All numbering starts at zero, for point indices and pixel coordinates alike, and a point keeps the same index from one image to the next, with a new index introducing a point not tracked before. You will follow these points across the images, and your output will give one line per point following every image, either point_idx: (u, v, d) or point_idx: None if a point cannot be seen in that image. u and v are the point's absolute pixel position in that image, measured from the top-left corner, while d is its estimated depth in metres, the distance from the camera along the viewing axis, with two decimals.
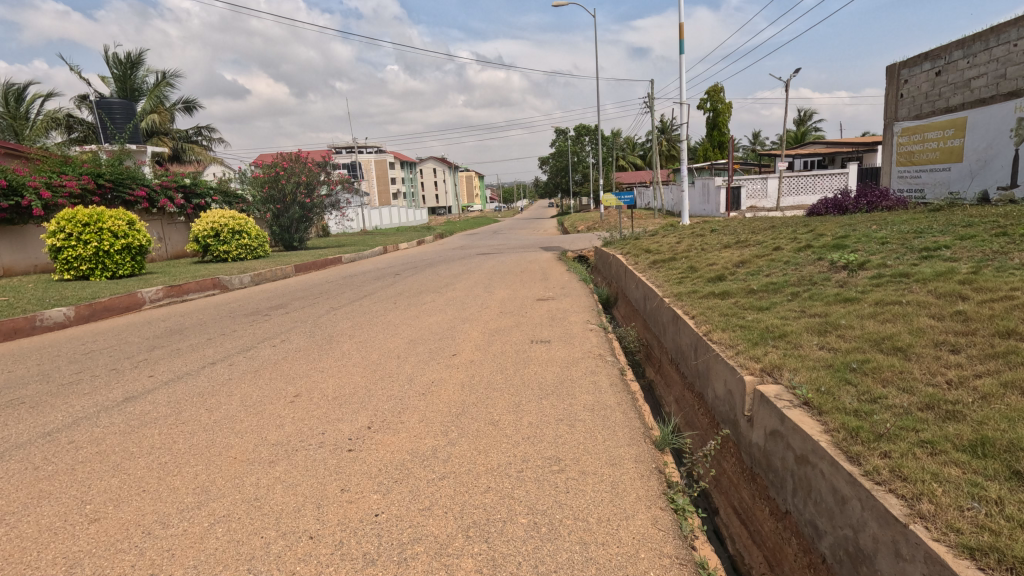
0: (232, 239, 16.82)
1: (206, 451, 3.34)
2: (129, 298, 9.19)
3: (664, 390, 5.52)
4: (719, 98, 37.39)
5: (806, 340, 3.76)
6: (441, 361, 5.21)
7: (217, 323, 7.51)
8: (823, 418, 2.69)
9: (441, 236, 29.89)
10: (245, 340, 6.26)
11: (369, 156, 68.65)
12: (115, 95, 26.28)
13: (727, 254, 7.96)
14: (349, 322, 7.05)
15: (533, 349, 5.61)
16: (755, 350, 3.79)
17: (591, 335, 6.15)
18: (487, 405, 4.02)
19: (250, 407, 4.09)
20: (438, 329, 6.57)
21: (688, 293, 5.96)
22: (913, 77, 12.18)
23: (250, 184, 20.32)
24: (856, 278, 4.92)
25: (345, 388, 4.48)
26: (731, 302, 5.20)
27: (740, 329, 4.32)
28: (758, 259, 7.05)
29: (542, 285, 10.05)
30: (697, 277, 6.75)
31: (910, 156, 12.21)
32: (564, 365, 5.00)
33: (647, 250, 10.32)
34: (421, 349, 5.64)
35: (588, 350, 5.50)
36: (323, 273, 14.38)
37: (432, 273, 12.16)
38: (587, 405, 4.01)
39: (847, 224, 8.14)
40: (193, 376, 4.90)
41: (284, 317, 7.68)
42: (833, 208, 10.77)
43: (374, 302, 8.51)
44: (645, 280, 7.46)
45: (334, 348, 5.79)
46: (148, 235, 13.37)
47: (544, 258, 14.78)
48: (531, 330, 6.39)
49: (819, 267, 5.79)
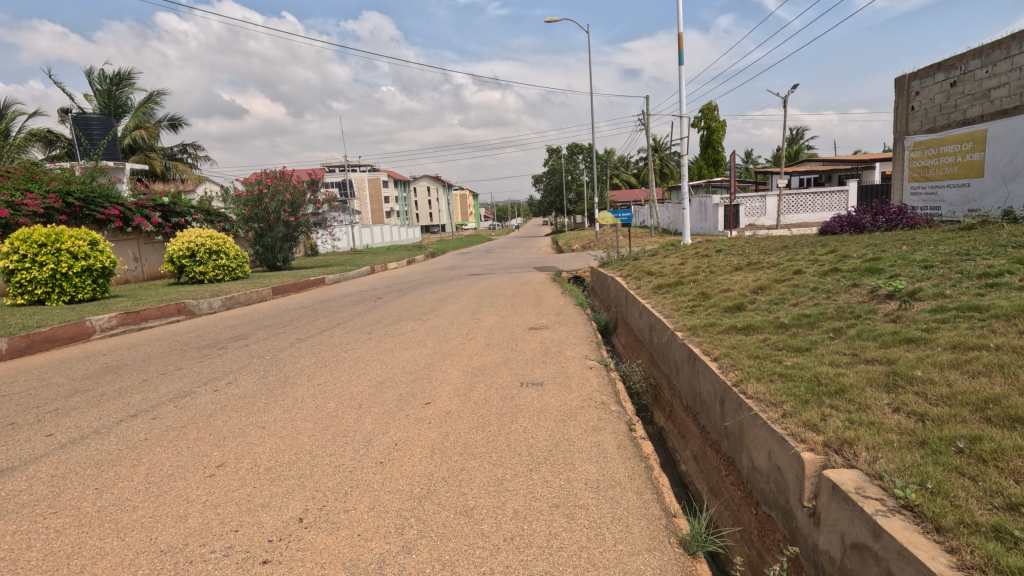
0: (209, 259, 15.86)
1: (65, 565, 2.40)
2: (75, 328, 8.26)
3: (680, 443, 4.72)
4: (713, 117, 37.09)
5: (873, 399, 2.89)
6: (410, 413, 4.29)
7: (163, 358, 6.56)
8: (947, 543, 1.80)
9: (431, 254, 29.10)
10: (184, 383, 5.31)
11: (362, 175, 68.14)
12: (96, 111, 25.50)
13: (741, 277, 7.14)
14: (313, 359, 6.11)
15: (522, 396, 4.69)
16: (809, 410, 2.92)
17: (591, 376, 5.25)
18: (461, 484, 3.11)
19: (153, 486, 3.14)
20: (414, 368, 5.64)
21: (704, 326, 5.09)
22: (925, 89, 11.57)
23: (232, 203, 19.44)
24: (911, 312, 4.08)
25: (284, 454, 3.56)
26: (759, 340, 4.33)
27: (783, 378, 3.44)
28: (778, 284, 6.24)
29: (535, 310, 9.15)
30: (711, 305, 5.90)
31: (925, 171, 11.55)
32: (561, 418, 4.12)
33: (648, 272, 9.49)
34: (389, 396, 4.71)
35: (587, 397, 4.60)
36: (302, 296, 13.46)
37: (416, 297, 11.27)
38: (589, 484, 3.10)
39: (873, 244, 7.34)
40: (101, 436, 3.95)
41: (241, 351, 6.73)
42: (848, 227, 9.95)
43: (346, 333, 7.58)
44: (649, 308, 6.61)
45: (285, 394, 4.86)
46: (112, 256, 12.42)
47: (538, 280, 13.93)
48: (521, 369, 5.48)
49: (856, 295, 4.96)
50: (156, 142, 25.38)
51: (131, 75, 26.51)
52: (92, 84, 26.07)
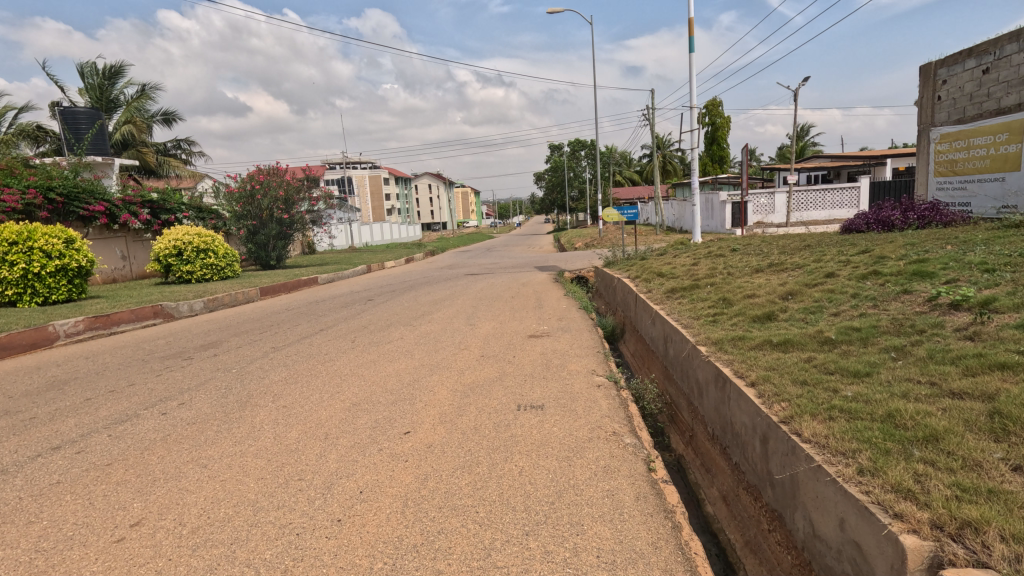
0: (196, 258, 15.15)
1: None
2: (36, 334, 7.57)
3: (705, 479, 4.02)
4: (718, 113, 36.14)
5: (984, 453, 2.17)
6: (384, 448, 3.58)
7: (120, 371, 5.86)
8: None
9: (430, 253, 28.40)
10: (129, 404, 4.59)
11: (363, 172, 67.30)
12: (87, 105, 24.78)
13: (764, 281, 6.42)
14: (284, 374, 5.39)
15: (518, 423, 3.97)
16: (895, 468, 2.20)
17: (600, 397, 4.53)
18: (437, 559, 2.39)
19: (39, 557, 2.43)
20: (395, 385, 4.93)
21: (732, 340, 4.36)
22: (954, 77, 10.80)
23: (224, 199, 18.70)
24: (991, 328, 3.36)
25: (221, 507, 2.85)
26: (803, 360, 3.61)
27: (847, 415, 2.72)
28: (811, 289, 5.52)
29: (535, 315, 8.42)
30: (735, 313, 5.20)
31: (953, 165, 10.81)
32: (565, 454, 3.43)
33: (659, 274, 8.75)
34: (361, 424, 4.00)
35: (597, 425, 3.89)
36: (291, 297, 12.77)
37: (410, 299, 10.57)
38: (601, 557, 2.39)
39: (910, 244, 6.62)
40: (4, 479, 3.23)
41: (207, 363, 6.00)
42: (875, 224, 9.19)
43: (327, 341, 6.86)
44: (663, 315, 5.90)
45: (241, 420, 4.14)
46: (89, 256, 11.72)
47: (539, 280, 13.18)
48: (518, 388, 4.77)
49: (911, 304, 4.24)
50: (147, 137, 24.62)
51: (123, 69, 25.81)
52: (84, 77, 25.37)
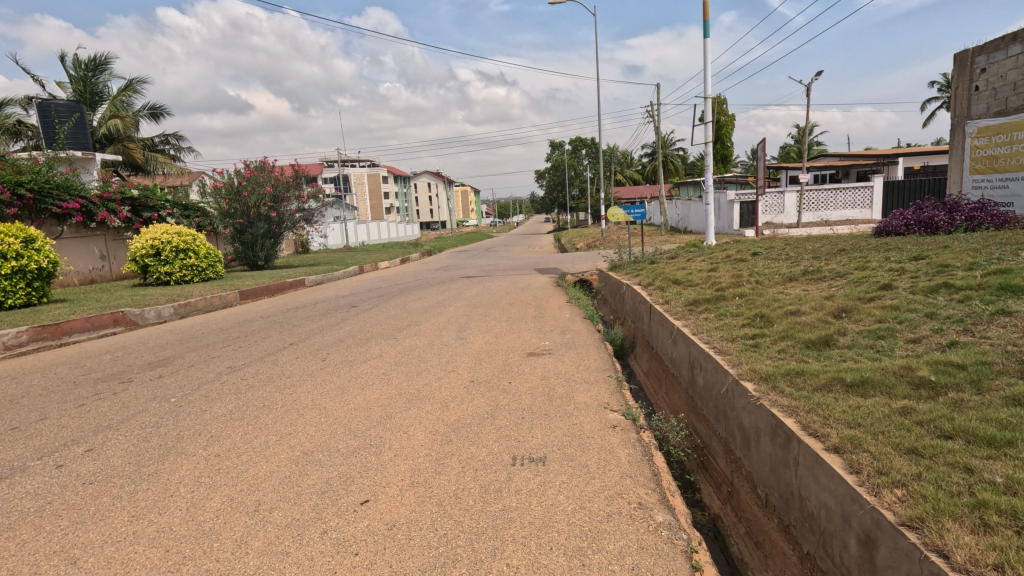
0: (176, 258, 14.15)
1: None
2: None
3: (752, 557, 3.07)
4: (723, 109, 35.10)
5: None
6: (331, 529, 2.64)
7: (40, 398, 4.90)
8: None
9: (428, 253, 27.42)
10: (22, 451, 3.62)
11: (361, 171, 66.30)
12: (69, 99, 23.74)
13: (803, 292, 5.48)
14: (230, 407, 4.43)
15: (513, 486, 3.03)
16: None
17: (616, 443, 3.59)
18: None
19: None
20: (361, 425, 3.96)
21: (787, 375, 3.42)
22: (995, 65, 9.85)
23: (208, 196, 17.70)
24: None
25: None
26: (899, 413, 2.66)
27: (1014, 525, 1.78)
28: (868, 303, 4.58)
29: (536, 327, 7.46)
30: (782, 334, 4.24)
31: (992, 161, 9.88)
32: (575, 545, 2.48)
33: (674, 281, 7.79)
34: (307, 487, 3.06)
35: (618, 493, 2.93)
36: (273, 302, 11.84)
37: (397, 306, 9.61)
38: None
39: (972, 250, 5.67)
40: None
41: (145, 389, 5.04)
42: (914, 225, 8.22)
43: (294, 361, 5.89)
44: (687, 335, 4.95)
45: (154, 479, 3.18)
46: (50, 256, 10.71)
47: (538, 284, 12.20)
48: (513, 431, 3.81)
49: (1019, 332, 3.29)
50: (130, 131, 23.56)
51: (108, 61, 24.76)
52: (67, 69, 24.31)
